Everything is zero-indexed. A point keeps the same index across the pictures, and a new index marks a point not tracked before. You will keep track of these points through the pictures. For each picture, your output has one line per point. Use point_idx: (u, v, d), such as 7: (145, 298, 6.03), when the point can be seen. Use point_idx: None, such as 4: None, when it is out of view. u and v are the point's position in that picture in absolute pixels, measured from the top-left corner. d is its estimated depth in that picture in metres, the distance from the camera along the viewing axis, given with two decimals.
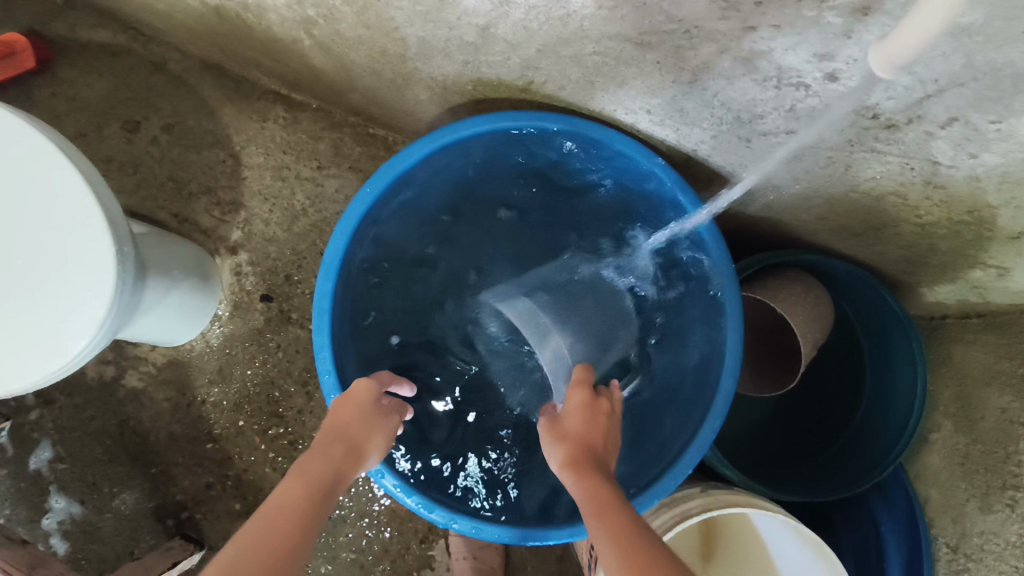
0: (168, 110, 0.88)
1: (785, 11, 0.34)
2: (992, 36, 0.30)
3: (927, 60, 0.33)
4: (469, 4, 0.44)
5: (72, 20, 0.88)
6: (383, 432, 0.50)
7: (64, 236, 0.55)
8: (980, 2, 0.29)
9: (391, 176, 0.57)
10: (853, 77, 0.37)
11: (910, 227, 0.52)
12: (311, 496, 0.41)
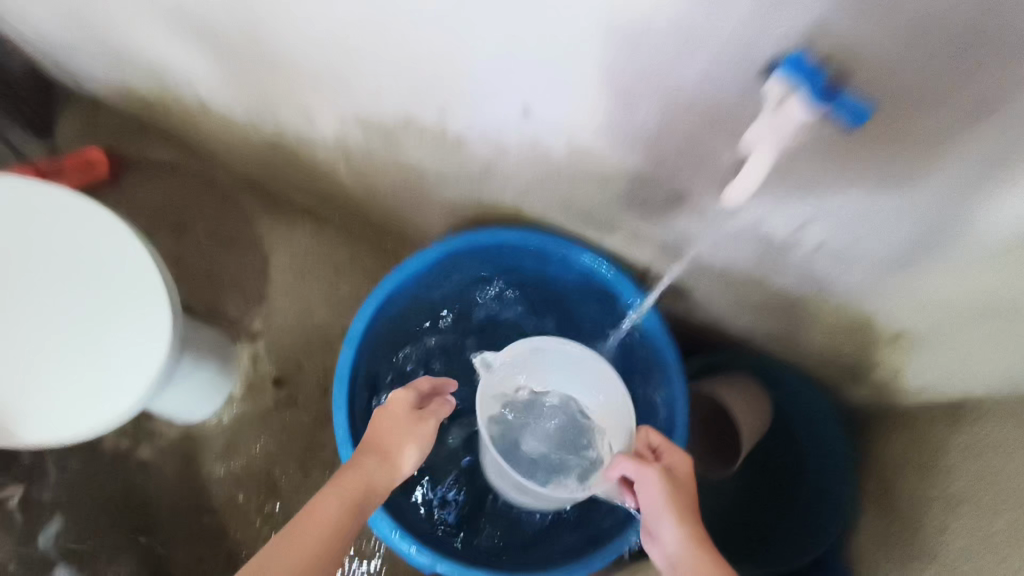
0: (212, 217, 1.03)
1: (692, 168, 0.49)
2: (826, 196, 0.45)
3: (789, 206, 0.48)
4: (476, 149, 0.60)
5: (143, 139, 1.06)
6: (416, 441, 0.56)
7: (132, 314, 0.66)
8: (806, 175, 0.43)
9: (408, 272, 0.70)
10: (747, 213, 0.51)
11: (818, 331, 0.65)
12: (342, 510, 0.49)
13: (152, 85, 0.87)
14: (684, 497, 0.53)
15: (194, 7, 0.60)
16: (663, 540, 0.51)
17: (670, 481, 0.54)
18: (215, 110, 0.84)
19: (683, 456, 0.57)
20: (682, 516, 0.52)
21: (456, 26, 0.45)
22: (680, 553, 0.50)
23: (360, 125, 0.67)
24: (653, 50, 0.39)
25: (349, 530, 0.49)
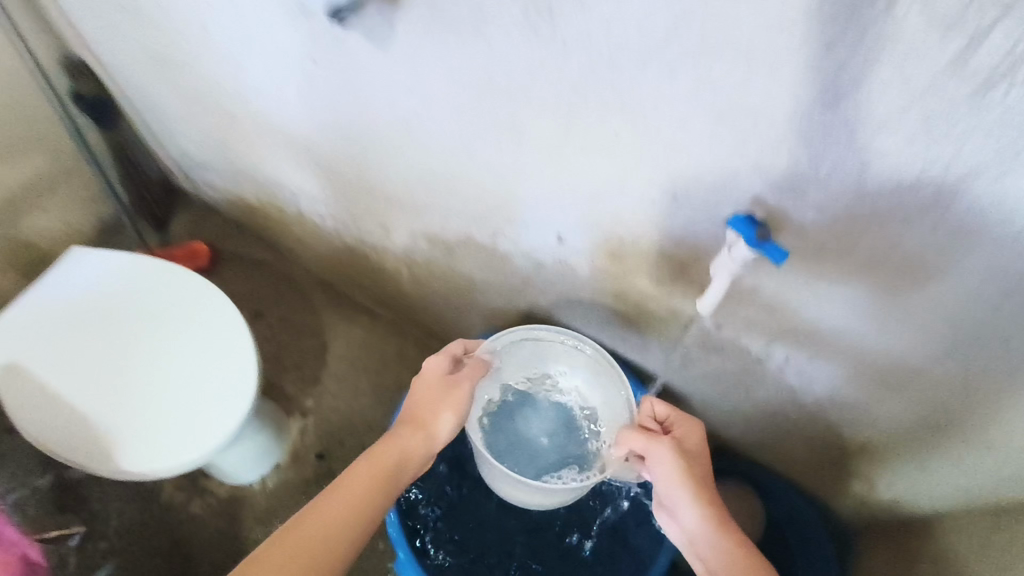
0: (285, 306, 1.21)
1: (683, 291, 0.63)
2: (783, 319, 0.58)
3: (759, 325, 0.61)
4: (518, 264, 0.76)
5: (238, 240, 1.27)
6: (450, 406, 0.61)
7: (232, 377, 0.79)
8: (768, 300, 0.57)
9: None
10: (728, 330, 0.65)
11: (798, 441, 0.75)
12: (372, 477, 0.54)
13: (261, 197, 1.09)
14: (696, 468, 0.56)
15: (318, 148, 0.80)
16: (681, 519, 0.54)
17: (681, 453, 0.57)
18: (308, 220, 1.04)
19: (692, 427, 0.60)
20: (695, 491, 0.54)
21: (513, 176, 0.63)
22: (698, 529, 0.53)
23: (427, 240, 0.85)
24: (650, 204, 0.55)
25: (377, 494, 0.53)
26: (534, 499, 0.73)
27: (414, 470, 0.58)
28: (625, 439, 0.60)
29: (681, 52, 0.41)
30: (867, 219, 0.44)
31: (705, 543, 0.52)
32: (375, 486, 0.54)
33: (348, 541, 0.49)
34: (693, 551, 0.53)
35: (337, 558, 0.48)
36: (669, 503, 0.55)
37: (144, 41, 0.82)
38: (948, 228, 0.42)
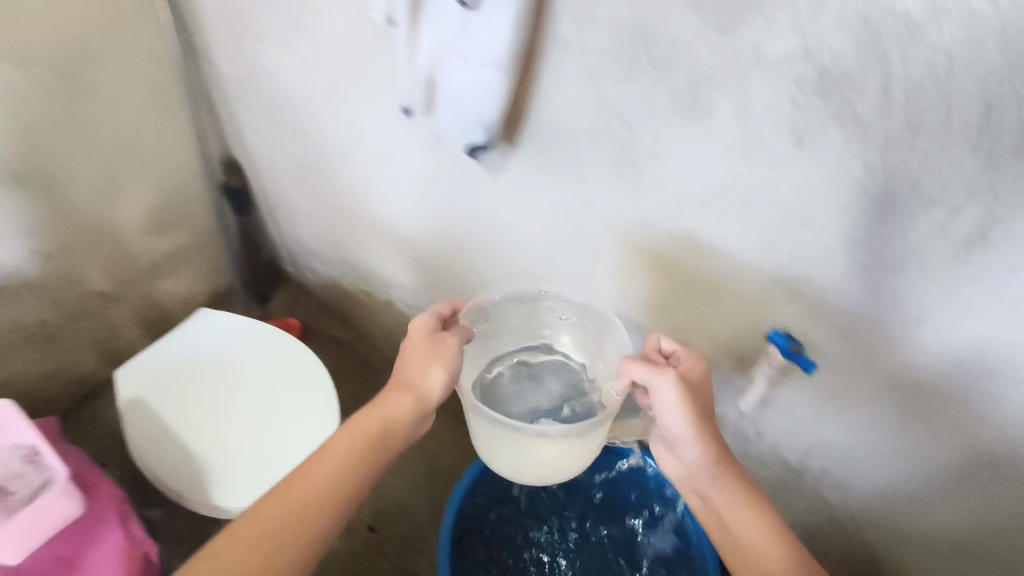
0: (359, 385, 1.32)
1: (730, 394, 0.72)
2: (814, 427, 0.66)
3: (794, 431, 0.68)
4: None
5: (326, 322, 1.41)
6: (440, 363, 0.60)
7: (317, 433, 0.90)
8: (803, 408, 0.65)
9: None
10: (769, 436, 0.72)
11: (844, 560, 0.77)
12: (354, 447, 0.58)
13: (355, 282, 1.25)
14: (700, 402, 0.57)
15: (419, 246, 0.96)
16: (684, 452, 0.59)
17: (686, 390, 0.56)
18: (394, 306, 1.18)
19: (694, 358, 0.59)
20: (699, 429, 0.57)
21: (590, 282, 0.75)
22: (700, 464, 0.58)
23: None
24: (703, 314, 0.66)
25: (361, 463, 0.57)
26: (520, 474, 0.62)
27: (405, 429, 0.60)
28: (630, 373, 0.57)
29: (735, 198, 0.54)
30: (879, 338, 0.54)
31: (703, 474, 0.59)
32: (361, 449, 0.57)
33: (330, 507, 0.54)
34: (691, 476, 0.60)
35: (323, 521, 0.53)
36: (675, 438, 0.59)
37: (294, 152, 1.02)
38: (942, 347, 0.51)
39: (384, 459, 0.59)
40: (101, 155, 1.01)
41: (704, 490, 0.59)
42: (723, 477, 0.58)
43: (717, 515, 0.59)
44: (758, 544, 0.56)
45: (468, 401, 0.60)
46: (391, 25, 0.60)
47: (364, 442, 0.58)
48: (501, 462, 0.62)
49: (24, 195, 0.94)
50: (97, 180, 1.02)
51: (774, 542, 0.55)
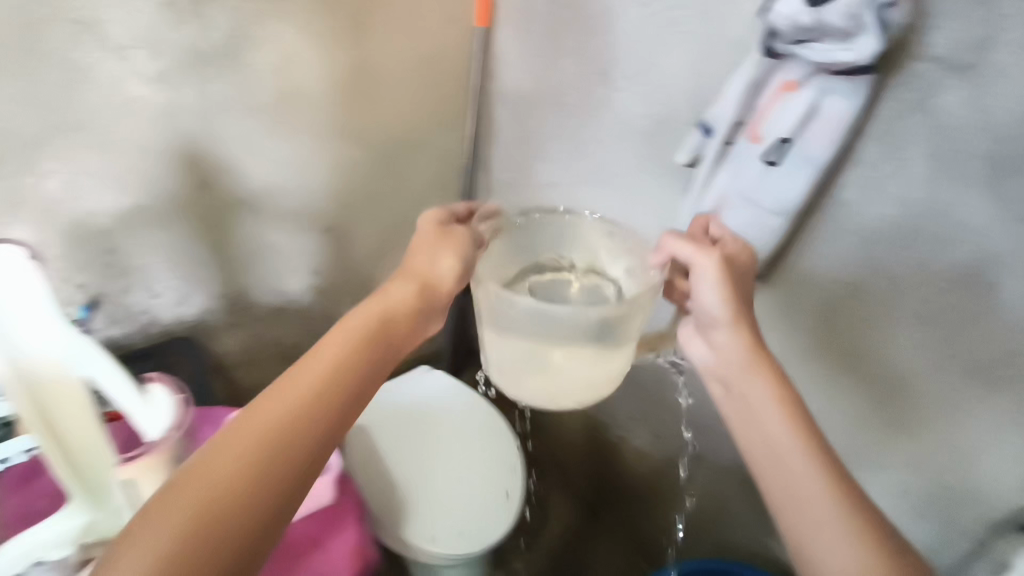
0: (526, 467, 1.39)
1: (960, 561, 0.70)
2: None
3: None
4: None
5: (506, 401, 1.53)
6: (450, 252, 0.63)
7: (504, 505, 0.99)
8: None
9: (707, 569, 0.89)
10: None
11: None
12: (356, 339, 0.56)
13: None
14: (738, 284, 0.61)
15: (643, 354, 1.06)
16: (716, 334, 0.62)
17: (726, 267, 0.60)
18: None
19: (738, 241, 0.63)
20: (734, 311, 0.60)
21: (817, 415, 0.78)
22: (732, 347, 0.61)
23: (693, 451, 1.01)
24: (948, 469, 0.67)
25: (366, 346, 0.56)
26: (541, 387, 0.64)
27: (410, 313, 0.61)
28: (671, 247, 0.62)
29: (1007, 365, 0.59)
30: None
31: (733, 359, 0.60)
32: (366, 338, 0.57)
33: (334, 395, 0.53)
34: (720, 360, 0.62)
35: (336, 405, 0.52)
36: (709, 321, 0.62)
37: None
38: None
39: (392, 346, 0.59)
40: (384, 225, 1.23)
41: (729, 374, 0.61)
42: (748, 359, 0.60)
43: (737, 399, 0.60)
44: (772, 421, 0.57)
45: (483, 292, 0.62)
46: (691, 165, 0.71)
47: (366, 332, 0.57)
48: (518, 376, 0.65)
49: (327, 243, 1.18)
50: (376, 242, 1.25)
51: (792, 425, 0.56)
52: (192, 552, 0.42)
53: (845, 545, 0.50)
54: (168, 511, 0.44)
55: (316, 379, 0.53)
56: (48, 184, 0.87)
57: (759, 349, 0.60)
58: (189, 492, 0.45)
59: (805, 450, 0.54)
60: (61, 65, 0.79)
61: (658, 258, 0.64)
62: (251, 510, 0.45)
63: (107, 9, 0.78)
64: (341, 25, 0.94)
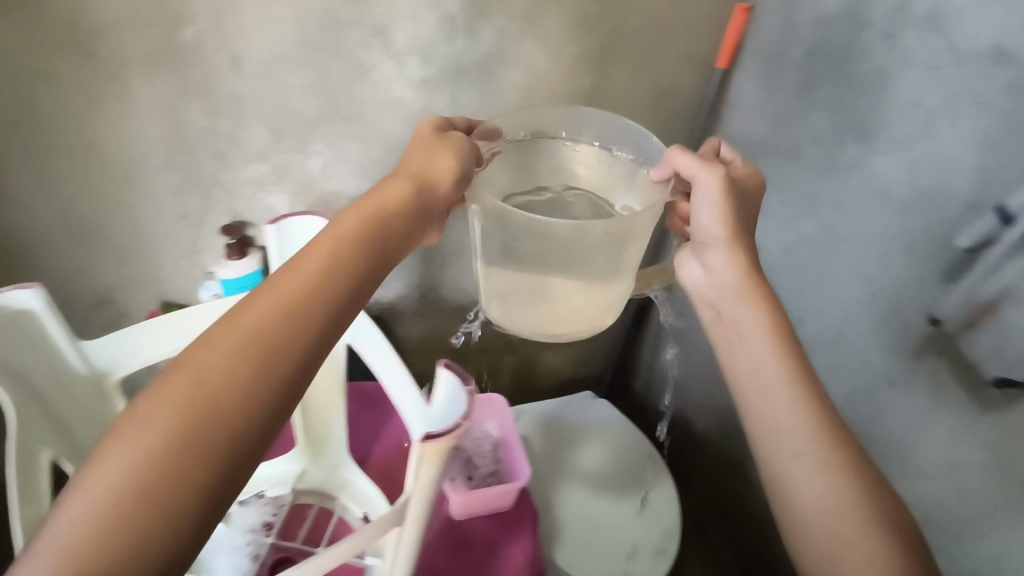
0: None
1: None
2: None
3: None
4: None
5: (660, 443, 1.48)
6: (449, 157, 0.65)
7: (658, 551, 1.01)
8: None
9: None
10: None
11: None
12: (349, 239, 0.57)
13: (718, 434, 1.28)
14: (733, 207, 0.70)
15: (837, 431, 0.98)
16: (712, 254, 0.71)
17: (724, 186, 0.69)
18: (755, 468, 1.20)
19: (738, 169, 0.73)
20: (729, 233, 0.70)
21: None
22: (726, 269, 0.70)
23: None
24: None
25: (361, 244, 0.57)
26: (537, 316, 0.71)
27: (406, 215, 0.62)
28: (675, 161, 0.70)
29: None
30: None
31: (729, 280, 0.70)
32: (360, 238, 0.58)
33: (331, 283, 0.54)
34: (714, 281, 0.72)
35: (333, 296, 0.53)
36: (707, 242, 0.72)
37: None
38: None
39: (387, 241, 0.60)
40: None
41: (723, 295, 0.71)
42: (740, 284, 0.70)
43: (729, 324, 0.70)
44: (760, 350, 0.66)
45: (482, 206, 0.66)
46: (973, 249, 0.67)
47: (360, 232, 0.58)
48: (512, 300, 0.71)
49: None
50: None
51: (776, 350, 0.65)
52: (199, 425, 0.44)
53: (819, 476, 0.59)
54: (162, 402, 0.45)
55: (307, 272, 0.53)
56: (311, 163, 0.98)
57: (751, 274, 0.69)
58: (176, 390, 0.45)
59: (788, 379, 0.63)
60: (350, 64, 0.89)
61: (660, 173, 0.70)
62: (256, 391, 0.47)
63: (398, 20, 0.87)
64: (589, 53, 0.97)
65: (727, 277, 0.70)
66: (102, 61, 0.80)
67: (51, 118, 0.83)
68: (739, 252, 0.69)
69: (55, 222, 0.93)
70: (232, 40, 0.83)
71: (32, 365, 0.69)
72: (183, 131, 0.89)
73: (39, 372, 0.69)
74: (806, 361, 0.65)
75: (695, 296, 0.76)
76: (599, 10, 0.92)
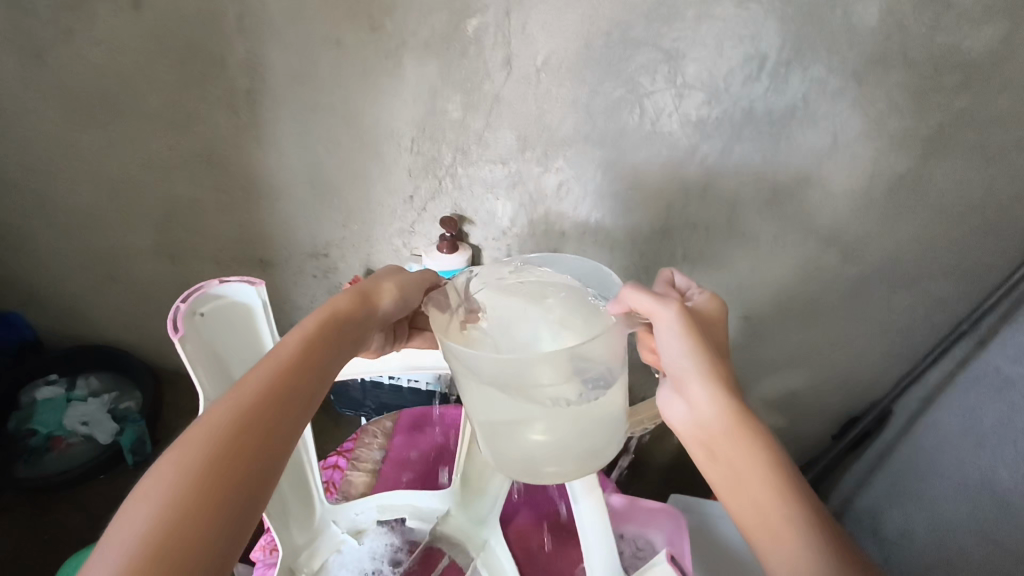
0: None
1: None
2: None
3: None
4: None
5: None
6: (393, 280, 0.66)
7: None
8: None
9: None
10: None
11: None
12: (309, 336, 0.57)
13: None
14: (702, 337, 0.51)
15: None
16: (691, 390, 0.51)
17: (688, 318, 0.52)
18: None
19: (699, 299, 0.55)
20: (706, 367, 0.50)
21: None
22: (710, 407, 0.50)
23: None
24: None
25: (321, 340, 0.57)
26: (523, 463, 0.53)
27: (366, 320, 0.62)
28: (630, 300, 0.52)
29: None
30: None
31: (714, 427, 0.50)
32: (324, 336, 0.57)
33: (294, 377, 0.53)
34: (700, 423, 0.51)
35: (296, 388, 0.53)
36: (681, 378, 0.52)
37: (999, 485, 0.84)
38: None
39: (345, 341, 0.59)
40: (809, 340, 1.05)
41: (713, 440, 0.51)
42: (729, 423, 0.50)
43: (721, 465, 0.50)
44: (760, 480, 0.48)
45: (439, 328, 0.53)
46: None
47: (320, 330, 0.58)
48: (496, 440, 0.53)
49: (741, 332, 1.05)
50: (787, 350, 1.09)
51: (777, 484, 0.47)
52: (177, 529, 0.41)
53: None
54: (133, 519, 0.42)
55: (270, 369, 0.53)
56: (548, 178, 0.91)
57: (742, 410, 0.50)
58: (181, 474, 0.44)
59: (804, 525, 0.45)
60: (625, 86, 0.79)
61: (620, 308, 0.53)
62: (233, 487, 0.45)
63: (696, 49, 0.75)
64: (919, 131, 0.77)
65: (711, 424, 0.50)
66: (384, 37, 0.79)
67: (323, 80, 0.85)
68: (725, 388, 0.50)
69: (300, 172, 0.97)
70: (511, 39, 0.77)
71: (236, 357, 0.66)
72: (436, 119, 0.86)
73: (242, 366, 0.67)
74: (811, 492, 0.48)
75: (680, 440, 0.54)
76: (958, 82, 0.72)
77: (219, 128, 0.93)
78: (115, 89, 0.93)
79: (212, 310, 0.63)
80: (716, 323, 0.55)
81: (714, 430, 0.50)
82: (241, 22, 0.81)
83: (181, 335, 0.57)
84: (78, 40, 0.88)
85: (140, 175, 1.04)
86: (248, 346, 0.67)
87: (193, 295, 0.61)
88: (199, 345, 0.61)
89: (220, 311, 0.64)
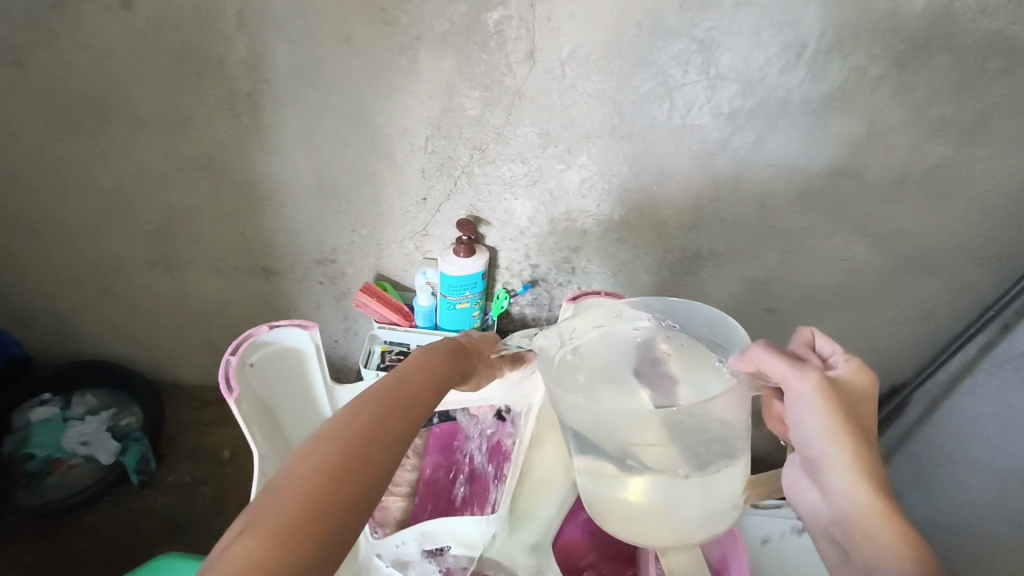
0: None
1: None
2: None
3: None
4: None
5: None
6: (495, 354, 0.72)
7: None
8: None
9: None
10: None
11: None
12: (443, 357, 0.62)
13: None
14: (848, 415, 0.48)
15: None
16: (829, 478, 0.50)
17: (831, 394, 0.48)
18: None
19: (843, 369, 0.50)
20: (849, 452, 0.48)
21: None
22: (851, 495, 0.49)
23: None
24: None
25: (448, 363, 0.61)
26: (630, 527, 0.50)
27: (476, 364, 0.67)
28: (758, 362, 0.49)
29: None
30: None
31: (853, 515, 0.49)
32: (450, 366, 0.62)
33: (429, 383, 0.57)
34: (838, 511, 0.50)
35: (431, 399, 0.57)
36: (820, 459, 0.50)
37: None
38: None
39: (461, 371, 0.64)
40: (834, 329, 1.03)
41: (852, 529, 0.50)
42: (868, 511, 0.48)
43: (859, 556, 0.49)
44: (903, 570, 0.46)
45: (549, 377, 0.51)
46: None
47: (450, 357, 0.63)
48: (603, 506, 0.51)
49: (766, 324, 1.02)
50: None
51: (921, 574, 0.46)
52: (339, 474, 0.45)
53: None
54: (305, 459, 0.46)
55: (415, 371, 0.57)
56: (570, 176, 0.86)
57: (886, 499, 0.48)
58: (338, 433, 0.48)
59: None
60: (655, 77, 0.75)
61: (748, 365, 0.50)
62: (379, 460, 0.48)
63: (731, 38, 0.71)
64: (960, 117, 0.74)
65: (850, 512, 0.49)
66: (398, 31, 0.74)
67: (332, 80, 0.80)
68: (868, 475, 0.48)
69: (306, 177, 0.91)
70: (535, 32, 0.73)
71: (283, 397, 0.71)
72: (453, 116, 0.81)
73: (286, 406, 0.72)
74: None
75: (812, 522, 0.54)
76: (1001, 66, 0.69)
77: (217, 132, 0.87)
78: (102, 93, 0.86)
79: (262, 357, 0.68)
80: (869, 394, 0.50)
81: (852, 518, 0.49)
82: (241, 20, 0.75)
83: (236, 394, 0.62)
84: (61, 41, 0.81)
85: (133, 183, 0.98)
86: (291, 387, 0.72)
87: (243, 345, 0.66)
88: (251, 395, 0.66)
89: (270, 356, 0.69)
